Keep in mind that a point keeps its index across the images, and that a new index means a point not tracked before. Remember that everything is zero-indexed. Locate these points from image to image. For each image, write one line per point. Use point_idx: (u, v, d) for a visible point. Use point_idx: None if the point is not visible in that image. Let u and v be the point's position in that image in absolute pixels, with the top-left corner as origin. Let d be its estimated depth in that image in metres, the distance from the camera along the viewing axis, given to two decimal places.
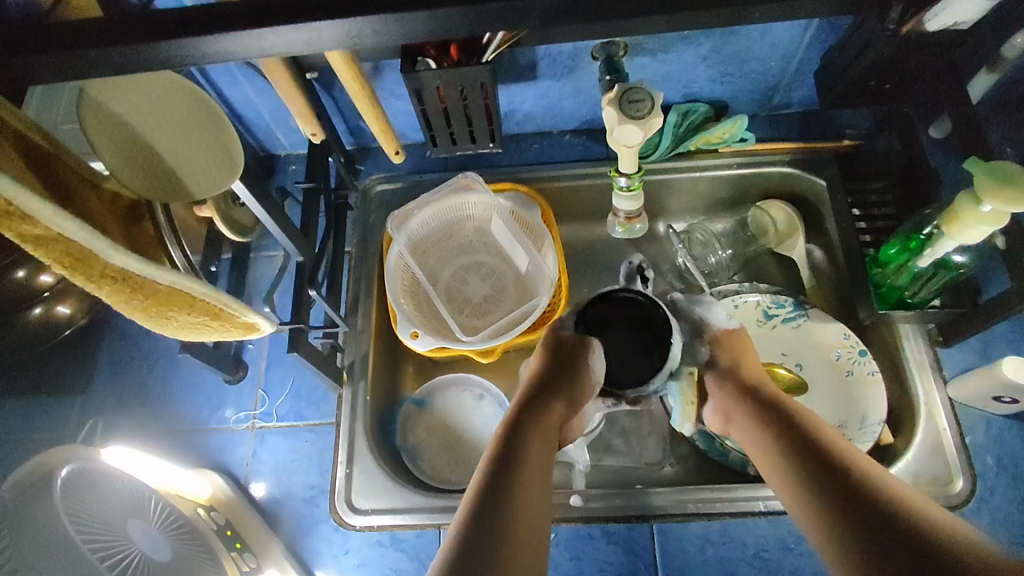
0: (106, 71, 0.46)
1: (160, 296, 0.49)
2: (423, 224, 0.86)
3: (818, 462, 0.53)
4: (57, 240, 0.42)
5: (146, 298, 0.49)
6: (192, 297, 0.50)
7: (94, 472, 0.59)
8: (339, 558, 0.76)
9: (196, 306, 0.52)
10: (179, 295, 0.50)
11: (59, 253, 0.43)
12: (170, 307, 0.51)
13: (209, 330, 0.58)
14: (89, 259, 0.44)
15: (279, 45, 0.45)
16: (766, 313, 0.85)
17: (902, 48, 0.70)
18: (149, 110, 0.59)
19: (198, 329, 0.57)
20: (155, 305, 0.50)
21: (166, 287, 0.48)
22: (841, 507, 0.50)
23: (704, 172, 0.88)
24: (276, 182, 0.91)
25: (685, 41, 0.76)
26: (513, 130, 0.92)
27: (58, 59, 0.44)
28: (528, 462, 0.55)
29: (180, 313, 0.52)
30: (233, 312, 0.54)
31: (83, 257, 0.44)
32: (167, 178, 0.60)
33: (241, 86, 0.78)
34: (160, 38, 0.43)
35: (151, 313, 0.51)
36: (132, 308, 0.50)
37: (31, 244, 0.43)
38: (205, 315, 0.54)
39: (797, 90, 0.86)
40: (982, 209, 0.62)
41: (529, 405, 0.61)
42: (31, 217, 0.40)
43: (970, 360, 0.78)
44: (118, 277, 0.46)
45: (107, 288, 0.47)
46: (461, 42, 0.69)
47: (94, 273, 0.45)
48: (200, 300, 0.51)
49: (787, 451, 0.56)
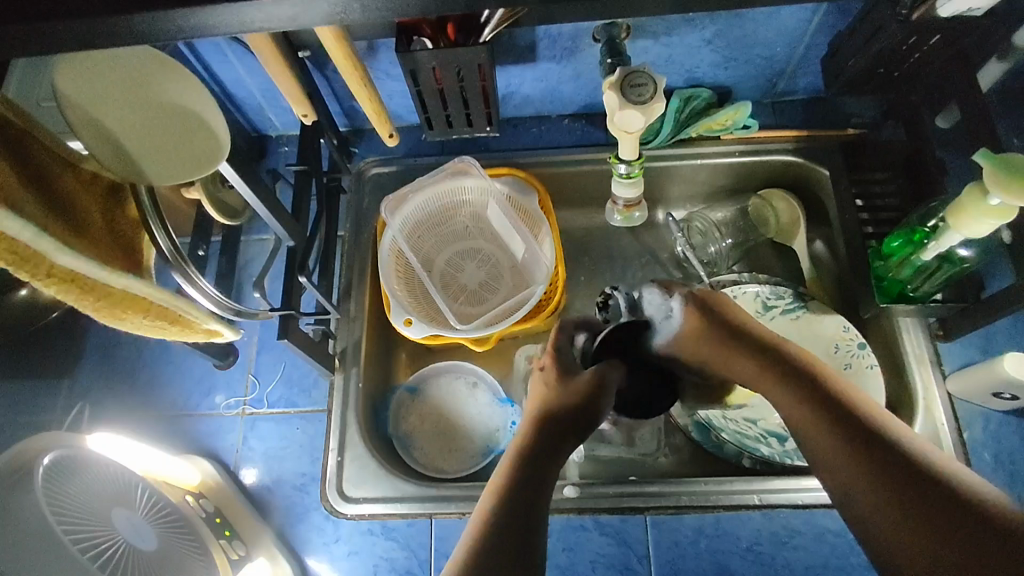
0: (80, 44, 0.43)
1: (113, 299, 0.50)
2: (418, 209, 0.84)
3: (844, 415, 0.54)
4: (3, 240, 0.42)
5: (97, 300, 0.50)
6: (146, 299, 0.52)
7: (73, 462, 0.56)
8: (330, 547, 0.75)
9: (151, 310, 0.54)
10: (132, 297, 0.51)
11: (2, 253, 0.42)
12: (124, 310, 0.52)
13: (165, 333, 0.59)
14: (37, 259, 0.44)
15: (262, 19, 0.43)
16: (765, 305, 0.84)
17: (913, 34, 0.67)
18: (127, 87, 0.56)
19: (155, 330, 0.57)
20: (108, 306, 0.51)
21: (119, 289, 0.50)
22: (887, 468, 0.50)
23: (706, 159, 0.87)
24: (268, 164, 0.89)
25: (689, 24, 0.74)
26: (512, 113, 0.90)
27: (24, 30, 0.41)
28: (534, 483, 0.56)
29: (135, 316, 0.53)
30: (189, 317, 0.56)
31: (31, 256, 0.44)
32: (142, 160, 0.57)
33: (230, 64, 0.75)
34: (135, 9, 0.41)
35: (104, 314, 0.52)
36: (83, 310, 0.51)
37: None
38: (161, 319, 0.55)
39: (802, 76, 0.84)
40: (990, 202, 0.61)
41: (540, 435, 0.59)
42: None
43: (970, 355, 0.77)
44: (66, 277, 0.47)
45: (55, 289, 0.47)
46: (458, 22, 0.67)
47: (41, 273, 0.45)
48: (157, 304, 0.53)
49: (821, 409, 0.55)
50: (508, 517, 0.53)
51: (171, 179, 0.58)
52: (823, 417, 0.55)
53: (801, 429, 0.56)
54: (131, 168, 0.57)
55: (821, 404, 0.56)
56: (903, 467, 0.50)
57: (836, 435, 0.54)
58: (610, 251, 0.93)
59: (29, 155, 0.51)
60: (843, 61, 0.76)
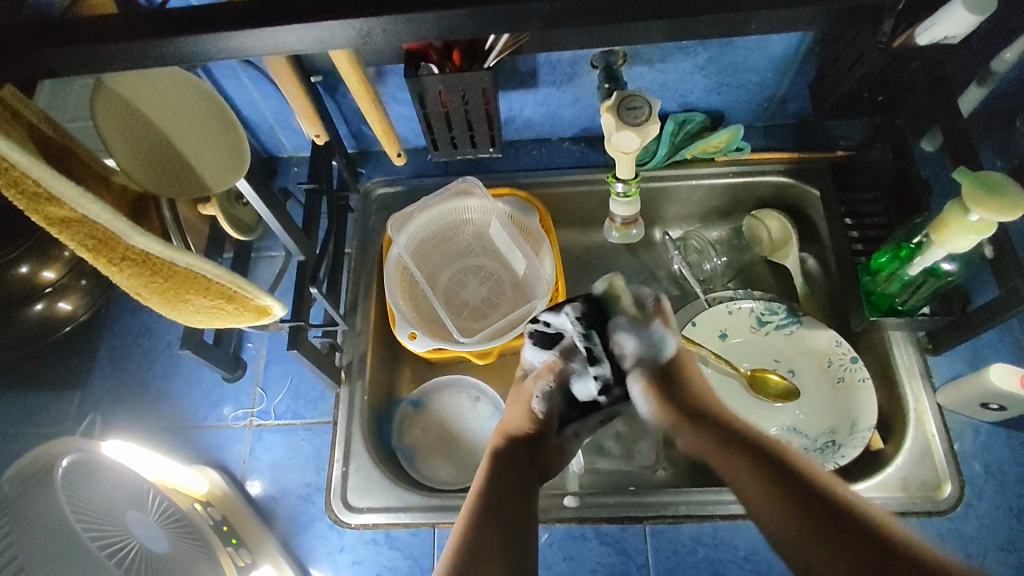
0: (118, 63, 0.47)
1: (177, 280, 0.50)
2: (423, 226, 0.87)
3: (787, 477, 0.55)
4: (81, 223, 0.44)
5: (164, 281, 0.50)
6: (209, 280, 0.51)
7: (92, 463, 0.58)
8: (334, 556, 0.76)
9: (212, 290, 0.53)
10: (197, 278, 0.51)
11: (83, 236, 0.45)
12: (186, 291, 0.52)
13: (223, 315, 0.58)
14: (112, 242, 0.45)
15: (287, 44, 0.47)
16: (759, 321, 0.86)
17: (893, 61, 0.71)
18: (163, 108, 0.60)
19: (213, 314, 0.57)
20: (173, 287, 0.51)
21: (184, 269, 0.49)
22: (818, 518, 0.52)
23: (700, 180, 0.90)
24: (278, 183, 0.93)
25: (683, 51, 0.78)
26: (513, 136, 0.94)
27: (76, 51, 0.45)
28: (507, 497, 0.61)
29: (197, 297, 0.53)
30: (247, 295, 0.55)
31: (106, 240, 0.45)
32: (178, 175, 0.61)
33: (245, 88, 0.79)
34: (172, 34, 0.45)
35: (169, 297, 0.52)
36: (150, 292, 0.51)
37: (57, 229, 0.45)
38: (220, 298, 0.54)
39: (791, 101, 0.88)
40: (970, 218, 0.64)
41: (515, 455, 0.66)
42: (60, 199, 0.42)
43: (959, 368, 0.79)
44: (138, 260, 0.47)
45: (127, 272, 0.48)
46: (463, 49, 0.70)
47: (116, 255, 0.46)
48: (216, 282, 0.51)
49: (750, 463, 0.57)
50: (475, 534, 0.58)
51: (202, 189, 0.62)
52: (791, 501, 0.53)
53: (755, 507, 0.55)
54: (166, 182, 0.61)
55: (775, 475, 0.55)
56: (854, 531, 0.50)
57: (783, 503, 0.54)
58: (609, 269, 0.96)
59: (71, 166, 0.54)
60: (830, 85, 0.80)
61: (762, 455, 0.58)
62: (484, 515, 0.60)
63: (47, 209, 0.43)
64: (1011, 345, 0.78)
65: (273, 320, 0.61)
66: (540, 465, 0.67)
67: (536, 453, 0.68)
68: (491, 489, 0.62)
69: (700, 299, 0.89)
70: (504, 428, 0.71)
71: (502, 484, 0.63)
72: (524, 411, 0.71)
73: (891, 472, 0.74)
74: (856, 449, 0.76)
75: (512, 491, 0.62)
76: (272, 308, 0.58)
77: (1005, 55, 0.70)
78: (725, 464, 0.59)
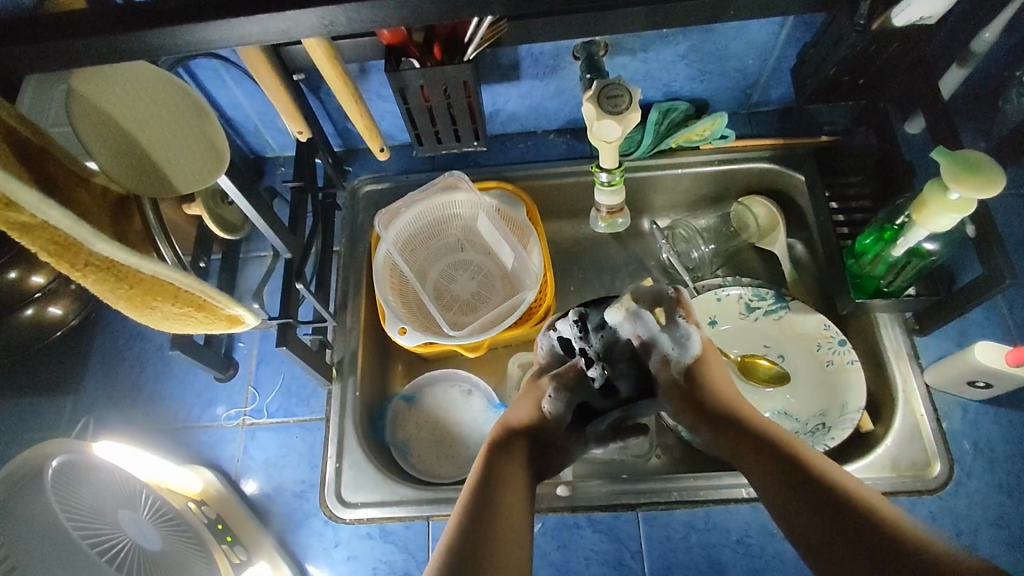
0: (102, 47, 0.48)
1: (143, 287, 0.51)
2: (411, 221, 0.87)
3: (784, 461, 0.59)
4: (42, 229, 0.44)
5: (130, 288, 0.50)
6: (178, 288, 0.52)
7: (78, 467, 0.57)
8: (329, 551, 0.77)
9: (180, 297, 0.53)
10: (164, 285, 0.51)
11: (45, 242, 0.45)
12: (154, 297, 0.52)
13: (191, 321, 0.58)
14: (75, 248, 0.46)
15: (257, 33, 0.49)
16: (748, 306, 0.87)
17: (872, 44, 0.71)
18: (137, 106, 0.60)
19: (180, 320, 0.57)
20: (140, 295, 0.52)
21: (150, 277, 0.50)
22: (807, 496, 0.55)
23: (687, 169, 0.90)
24: (265, 183, 0.93)
25: (664, 40, 0.78)
26: (498, 130, 0.94)
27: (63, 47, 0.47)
28: (506, 487, 0.60)
29: (165, 304, 0.54)
30: (218, 305, 0.56)
31: (69, 245, 0.45)
32: (149, 170, 0.61)
33: (229, 89, 0.79)
34: (146, 26, 0.47)
35: (135, 304, 0.53)
36: (116, 299, 0.52)
37: (16, 233, 0.44)
38: (189, 306, 0.55)
39: (774, 87, 0.89)
40: (949, 197, 0.64)
41: (517, 442, 0.66)
42: (18, 205, 0.42)
43: (945, 348, 0.79)
44: (103, 265, 0.48)
45: (91, 278, 0.48)
46: (444, 42, 0.70)
47: (79, 261, 0.47)
48: (184, 290, 0.53)
49: (756, 449, 0.61)
50: (477, 519, 0.57)
51: (183, 186, 0.62)
52: (786, 481, 0.57)
53: (764, 488, 0.59)
54: (146, 180, 0.61)
55: (783, 472, 0.58)
56: (858, 523, 0.52)
57: (786, 483, 0.57)
58: (599, 261, 0.96)
59: (46, 170, 0.54)
60: (811, 70, 0.80)
61: (763, 447, 0.61)
62: (486, 491, 0.59)
63: (6, 214, 0.43)
64: (997, 323, 0.79)
65: (244, 327, 0.62)
66: (540, 457, 0.67)
67: (536, 443, 0.67)
68: (491, 479, 0.61)
69: (688, 288, 0.90)
70: (505, 421, 0.69)
71: (504, 466, 0.63)
72: (532, 405, 0.70)
73: (880, 452, 0.75)
74: (846, 432, 0.77)
75: (513, 477, 0.62)
76: (244, 317, 0.60)
77: (985, 35, 0.70)
78: (740, 452, 0.63)
